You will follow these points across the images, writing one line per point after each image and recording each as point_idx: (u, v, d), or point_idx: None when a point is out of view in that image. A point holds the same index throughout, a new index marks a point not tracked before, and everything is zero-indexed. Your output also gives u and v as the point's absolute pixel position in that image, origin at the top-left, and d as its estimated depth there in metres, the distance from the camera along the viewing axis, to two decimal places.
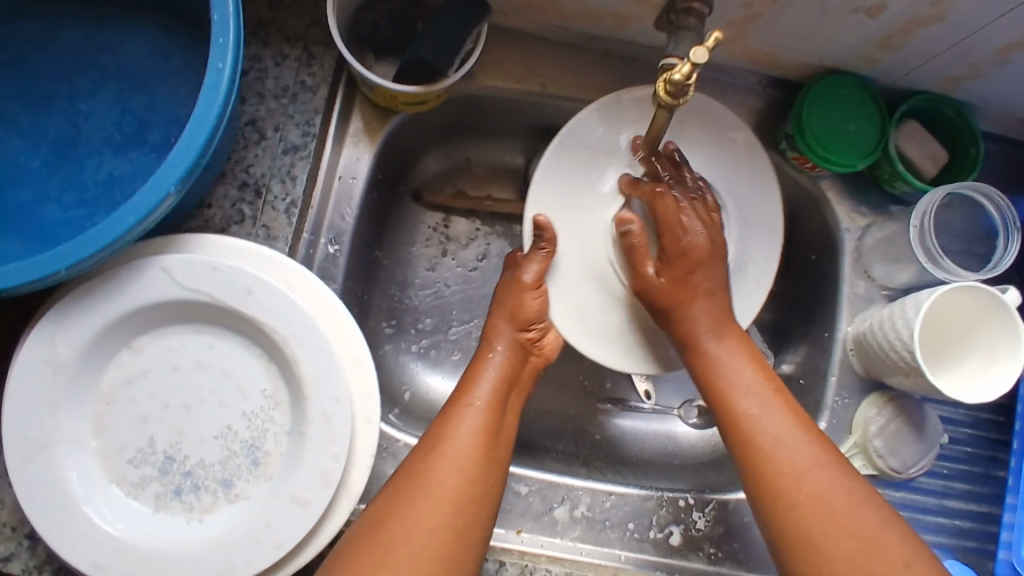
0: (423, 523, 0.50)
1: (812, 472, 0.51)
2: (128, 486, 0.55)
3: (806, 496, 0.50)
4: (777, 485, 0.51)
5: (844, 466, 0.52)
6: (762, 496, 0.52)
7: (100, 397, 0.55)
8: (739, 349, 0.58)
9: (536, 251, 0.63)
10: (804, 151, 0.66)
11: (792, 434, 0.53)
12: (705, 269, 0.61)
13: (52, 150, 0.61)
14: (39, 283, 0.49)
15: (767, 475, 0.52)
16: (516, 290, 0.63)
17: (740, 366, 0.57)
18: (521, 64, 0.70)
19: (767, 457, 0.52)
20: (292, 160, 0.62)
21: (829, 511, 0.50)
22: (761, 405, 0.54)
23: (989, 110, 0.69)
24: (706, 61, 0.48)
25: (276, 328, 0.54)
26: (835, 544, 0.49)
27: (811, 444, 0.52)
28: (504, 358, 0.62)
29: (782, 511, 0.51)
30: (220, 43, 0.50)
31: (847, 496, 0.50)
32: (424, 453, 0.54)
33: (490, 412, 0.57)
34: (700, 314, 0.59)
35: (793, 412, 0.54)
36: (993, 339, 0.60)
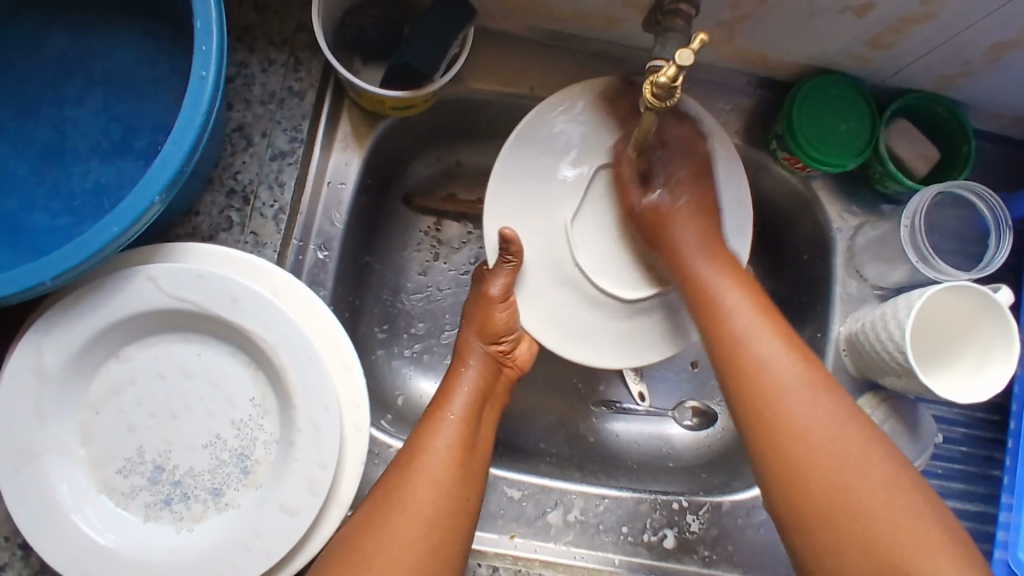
0: (400, 536, 0.50)
1: (796, 389, 0.50)
2: (118, 496, 0.55)
3: (795, 413, 0.49)
4: (760, 402, 0.51)
5: (832, 384, 0.51)
6: (743, 409, 0.52)
7: (89, 407, 0.55)
8: (725, 264, 0.58)
9: (502, 265, 0.62)
10: (795, 152, 0.66)
11: (777, 349, 0.52)
12: (691, 191, 0.62)
13: (39, 159, 0.60)
14: (24, 294, 0.49)
15: (751, 389, 0.51)
16: (484, 304, 0.62)
17: (726, 280, 0.57)
18: (509, 67, 0.69)
19: (754, 365, 0.52)
20: (279, 166, 0.62)
21: (812, 429, 0.49)
22: (750, 320, 0.54)
23: (981, 109, 0.69)
24: (692, 63, 0.48)
25: (262, 335, 0.54)
26: (814, 466, 0.48)
27: (798, 360, 0.51)
28: (476, 371, 0.62)
29: (765, 430, 0.50)
30: (203, 51, 0.50)
31: (833, 413, 0.49)
32: (400, 466, 0.54)
33: (466, 426, 0.57)
34: (670, 224, 0.61)
35: (783, 333, 0.53)
36: (985, 338, 0.60)
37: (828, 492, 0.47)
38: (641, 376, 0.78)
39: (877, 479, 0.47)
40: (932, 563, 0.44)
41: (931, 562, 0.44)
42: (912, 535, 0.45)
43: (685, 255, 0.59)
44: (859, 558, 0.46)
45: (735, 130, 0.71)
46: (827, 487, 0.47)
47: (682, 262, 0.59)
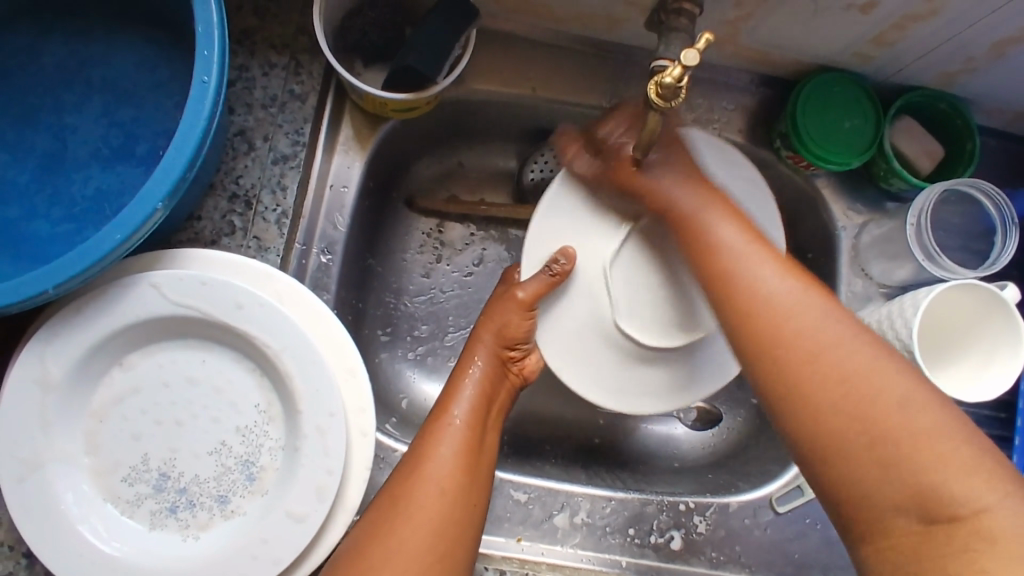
0: (408, 548, 0.50)
1: (799, 313, 0.47)
2: (123, 505, 0.55)
3: (798, 336, 0.46)
4: (762, 333, 0.47)
5: (836, 307, 0.47)
6: (740, 338, 0.49)
7: (92, 415, 0.55)
8: (711, 202, 0.55)
9: (542, 275, 0.61)
10: (799, 150, 0.65)
11: (773, 275, 0.49)
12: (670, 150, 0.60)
13: (39, 166, 0.60)
14: (26, 303, 0.49)
15: (750, 323, 0.48)
16: (511, 308, 0.62)
17: (716, 216, 0.54)
18: (512, 68, 0.69)
19: (751, 298, 0.48)
20: (281, 170, 0.62)
21: (822, 350, 0.45)
22: (745, 253, 0.50)
23: (985, 106, 0.69)
24: (697, 63, 0.47)
25: (267, 341, 0.53)
26: (825, 394, 0.44)
27: (797, 286, 0.48)
28: (483, 373, 0.62)
29: (769, 362, 0.47)
30: (204, 55, 0.50)
31: (840, 333, 0.46)
32: (404, 476, 0.53)
33: (472, 431, 0.57)
34: (650, 184, 0.58)
35: (778, 258, 0.50)
36: (991, 337, 0.59)
37: (842, 417, 0.43)
38: None
39: (897, 390, 0.43)
40: (963, 477, 0.40)
41: (962, 475, 0.40)
42: (939, 447, 0.41)
43: (674, 206, 0.56)
44: (883, 480, 0.42)
45: (738, 128, 0.71)
46: (840, 412, 0.43)
47: (670, 213, 0.56)
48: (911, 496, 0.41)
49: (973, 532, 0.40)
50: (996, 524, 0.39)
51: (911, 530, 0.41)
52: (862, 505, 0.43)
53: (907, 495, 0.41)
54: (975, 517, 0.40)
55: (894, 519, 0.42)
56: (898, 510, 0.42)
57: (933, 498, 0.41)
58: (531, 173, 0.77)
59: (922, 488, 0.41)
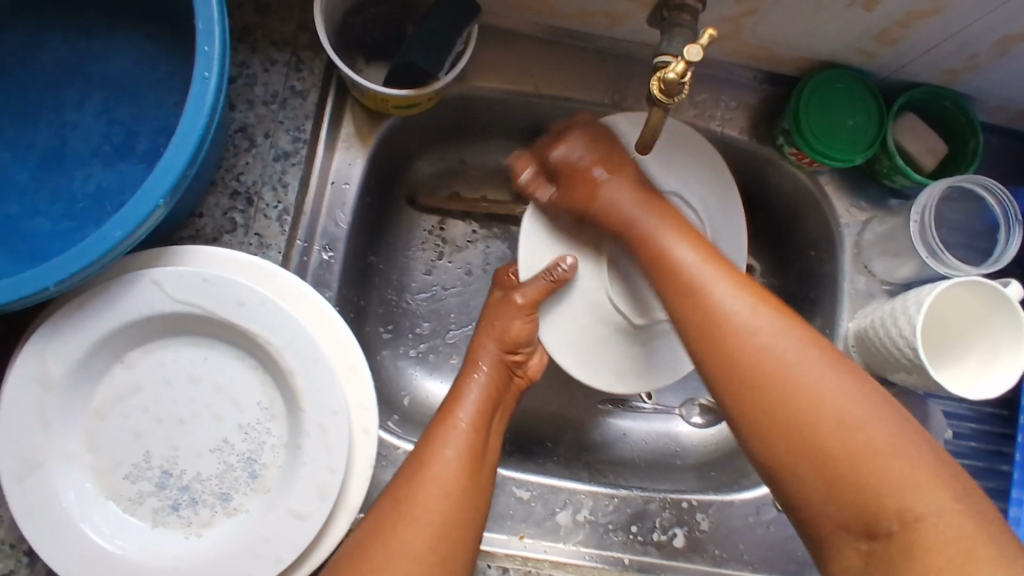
0: (406, 549, 0.50)
1: (756, 330, 0.46)
2: (125, 503, 0.54)
3: (749, 348, 0.46)
4: (720, 355, 0.47)
5: (800, 326, 0.47)
6: (700, 354, 0.48)
7: (95, 413, 0.54)
8: (669, 221, 0.56)
9: (541, 278, 0.63)
10: (802, 147, 0.65)
11: (730, 295, 0.48)
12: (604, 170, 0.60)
13: (40, 162, 0.60)
14: (26, 300, 0.48)
15: (707, 344, 0.47)
16: (509, 311, 0.63)
17: (675, 237, 0.54)
18: (514, 65, 0.69)
19: (707, 318, 0.48)
20: (283, 167, 0.62)
21: (780, 369, 0.45)
22: (699, 264, 0.51)
23: (988, 102, 0.68)
24: (701, 59, 0.47)
25: (269, 338, 0.53)
26: (773, 414, 0.44)
27: (750, 300, 0.48)
28: (488, 377, 0.62)
29: (728, 387, 0.46)
30: (205, 52, 0.50)
31: (795, 350, 0.45)
32: (408, 477, 0.53)
33: (476, 434, 0.57)
34: (607, 204, 0.59)
35: (734, 274, 0.50)
36: (995, 335, 0.59)
37: (788, 441, 0.44)
38: None
39: (845, 405, 0.43)
40: (916, 493, 0.41)
41: (907, 491, 0.41)
42: (884, 463, 0.42)
43: (635, 226, 0.57)
44: (829, 498, 0.43)
45: (740, 125, 0.71)
46: (786, 435, 0.44)
47: (630, 228, 0.57)
48: (854, 515, 0.42)
49: (908, 547, 0.41)
50: (934, 537, 0.40)
51: (858, 548, 0.43)
52: (815, 514, 0.44)
53: (852, 511, 0.42)
54: (923, 528, 0.41)
55: (842, 536, 0.43)
56: (844, 526, 0.43)
57: (878, 517, 0.42)
58: None
59: (866, 508, 0.42)
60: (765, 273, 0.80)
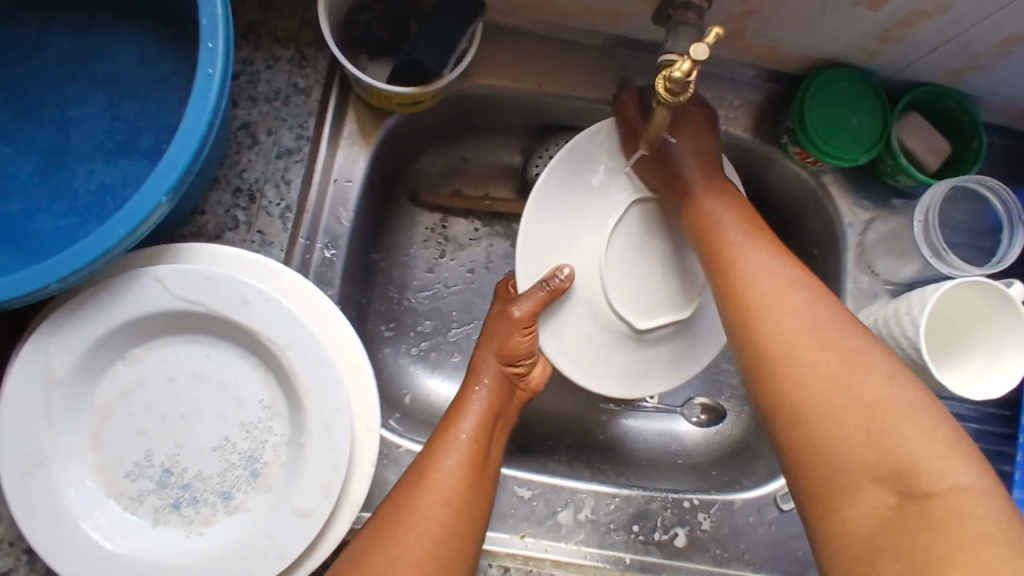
0: (407, 555, 0.49)
1: (799, 297, 0.49)
2: (126, 500, 0.54)
3: (777, 316, 0.48)
4: (766, 304, 0.49)
5: (828, 297, 0.49)
6: (731, 318, 0.51)
7: (96, 410, 0.54)
8: (723, 196, 0.58)
9: (539, 289, 0.61)
10: (806, 146, 0.65)
11: (762, 267, 0.51)
12: (691, 138, 0.60)
13: (41, 159, 0.60)
14: (29, 297, 0.48)
15: (753, 302, 0.50)
16: (508, 326, 0.62)
17: (726, 214, 0.56)
18: (517, 62, 0.68)
19: (742, 289, 0.51)
20: (285, 164, 0.61)
21: (823, 327, 0.47)
22: (742, 237, 0.54)
23: (991, 103, 0.68)
24: (707, 57, 0.47)
25: (272, 338, 0.53)
26: (814, 355, 0.45)
27: (783, 269, 0.51)
28: (489, 390, 0.62)
29: (767, 332, 0.48)
30: (209, 48, 0.49)
31: (840, 323, 0.47)
32: (409, 486, 0.53)
33: (477, 445, 0.57)
34: (671, 163, 0.60)
35: (772, 245, 0.53)
36: (998, 335, 0.59)
37: (816, 389, 0.44)
38: None
39: (869, 365, 0.44)
40: (931, 455, 0.40)
41: (937, 457, 0.40)
42: (918, 427, 0.41)
43: (693, 195, 0.58)
44: (859, 442, 0.42)
45: (744, 124, 0.70)
46: (828, 377, 0.44)
47: (686, 200, 0.58)
48: (876, 468, 0.41)
49: (939, 510, 0.39)
50: (967, 503, 0.38)
51: (883, 504, 0.41)
52: (829, 474, 0.43)
53: (881, 461, 0.41)
54: (945, 498, 0.39)
55: (866, 488, 0.41)
56: (864, 483, 0.41)
57: (907, 472, 0.40)
58: (536, 167, 0.76)
59: (885, 461, 0.41)
60: None
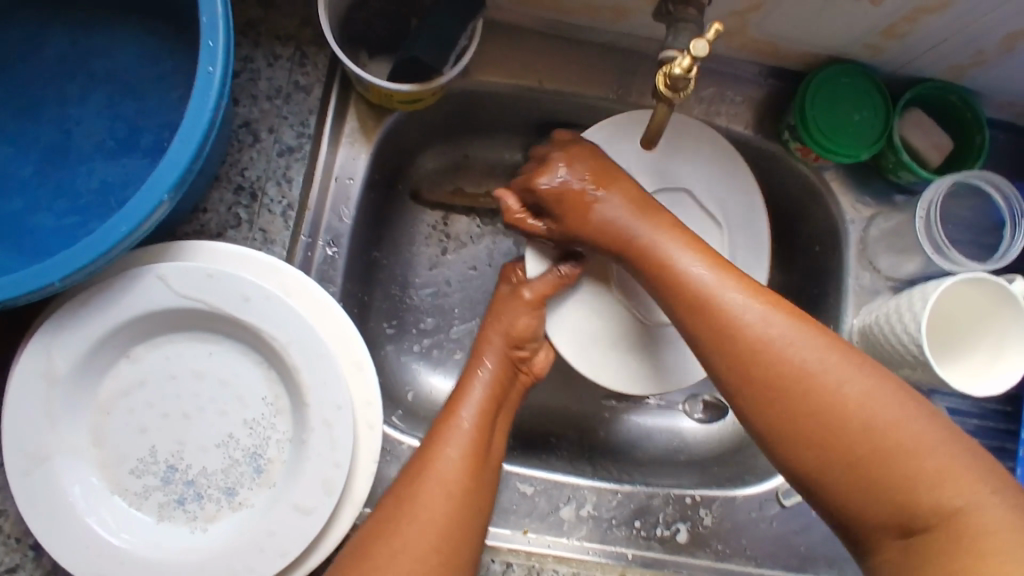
0: (410, 549, 0.50)
1: (774, 335, 0.46)
2: (131, 497, 0.55)
3: (771, 360, 0.46)
4: (735, 361, 0.47)
5: (811, 326, 0.47)
6: (718, 374, 0.48)
7: (100, 407, 0.55)
8: (668, 229, 0.55)
9: (549, 275, 0.63)
10: (808, 143, 0.65)
11: (747, 301, 0.48)
12: (612, 192, 0.57)
13: (43, 157, 0.60)
14: (33, 295, 0.48)
15: (727, 359, 0.47)
16: (516, 307, 0.63)
17: (676, 245, 0.53)
18: (517, 59, 0.68)
19: (726, 335, 0.48)
20: (287, 162, 0.62)
21: (798, 377, 0.45)
22: (721, 283, 0.49)
23: (994, 98, 0.68)
24: (707, 53, 0.47)
25: (273, 334, 0.53)
26: (806, 416, 0.44)
27: (766, 309, 0.47)
28: (493, 374, 0.61)
29: (754, 395, 0.46)
30: (209, 47, 0.49)
31: (816, 357, 0.45)
32: (411, 477, 0.54)
33: (479, 434, 0.57)
34: (606, 220, 0.57)
35: (747, 282, 0.50)
36: (1001, 330, 0.59)
37: (825, 443, 0.44)
38: None
39: (864, 409, 0.44)
40: (946, 488, 0.41)
41: (944, 488, 0.41)
42: (920, 459, 0.42)
43: (632, 238, 0.55)
44: (864, 489, 0.43)
45: (745, 121, 0.70)
46: (822, 436, 0.44)
47: (628, 245, 0.56)
48: (895, 511, 0.42)
49: (950, 538, 0.41)
50: (979, 527, 0.40)
51: (895, 546, 0.43)
52: (855, 520, 0.44)
53: (887, 506, 0.42)
54: (964, 518, 0.41)
55: (881, 534, 0.43)
56: (885, 527, 0.43)
57: (913, 511, 0.42)
58: None
59: (904, 503, 0.42)
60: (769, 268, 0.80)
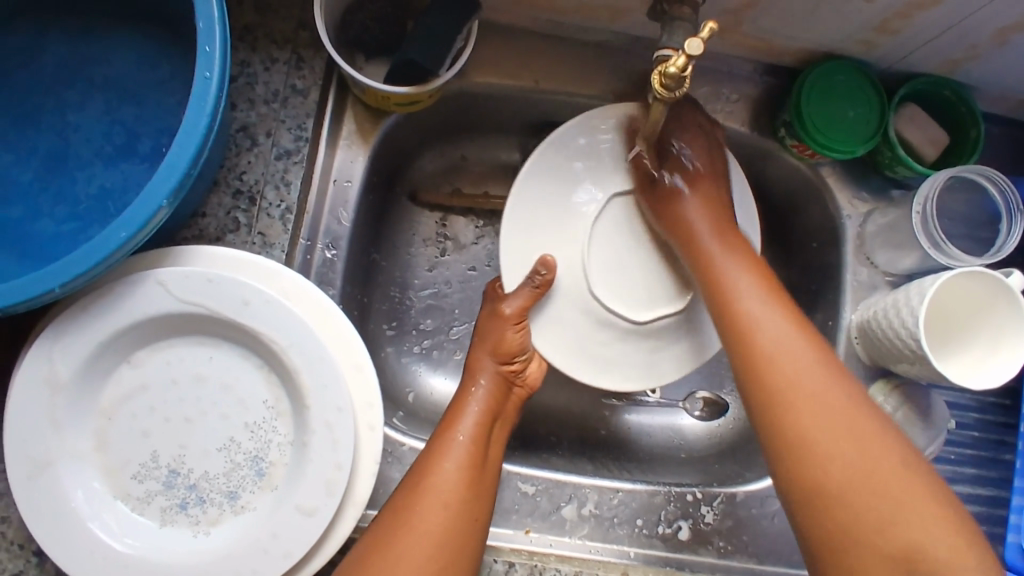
0: (411, 556, 0.50)
1: (807, 374, 0.50)
2: (133, 502, 0.55)
3: (806, 390, 0.50)
4: (781, 389, 0.51)
5: (846, 376, 0.51)
6: (752, 390, 0.52)
7: (102, 412, 0.55)
8: (734, 252, 0.58)
9: (526, 287, 0.61)
10: (804, 139, 0.65)
11: (791, 337, 0.52)
12: (704, 183, 0.62)
13: (42, 164, 0.60)
14: (33, 301, 0.49)
15: (766, 380, 0.51)
16: (498, 324, 0.62)
17: (737, 269, 0.57)
18: (513, 60, 0.69)
19: (767, 360, 0.52)
20: (285, 166, 0.62)
21: (826, 411, 0.49)
22: (764, 308, 0.54)
23: (988, 93, 0.68)
24: (702, 51, 0.47)
25: (274, 338, 0.53)
26: (830, 442, 0.48)
27: (811, 345, 0.52)
28: (487, 391, 0.62)
29: (784, 414, 0.50)
30: (206, 52, 0.50)
31: (847, 399, 0.50)
32: (409, 489, 0.54)
33: (476, 446, 0.57)
34: (684, 214, 0.60)
35: (797, 317, 0.54)
36: (998, 324, 0.59)
37: (844, 472, 0.47)
38: None
39: (884, 448, 0.48)
40: (941, 539, 0.45)
41: (939, 540, 0.45)
42: (925, 503, 0.46)
43: (699, 245, 0.59)
44: (876, 527, 0.46)
45: (741, 119, 0.71)
46: (845, 465, 0.47)
47: (698, 248, 0.59)
48: (894, 549, 0.45)
49: None
50: None
51: None
52: (850, 552, 0.46)
53: (883, 548, 0.45)
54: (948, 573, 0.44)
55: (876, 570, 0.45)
56: (880, 563, 0.45)
57: (912, 552, 0.45)
58: None
59: (902, 544, 0.45)
60: (767, 265, 0.80)
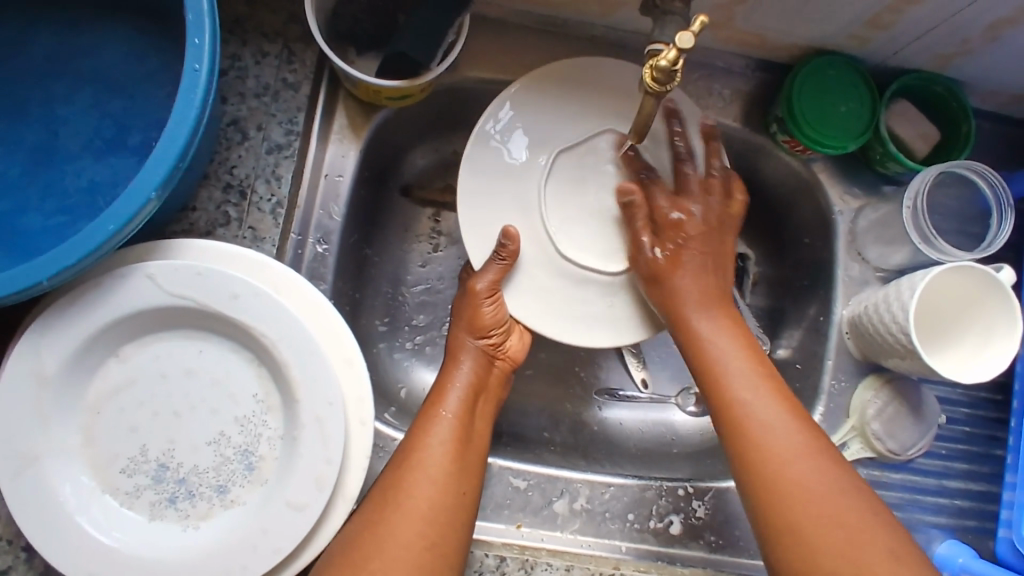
0: (396, 535, 0.51)
1: (791, 456, 0.51)
2: (122, 496, 0.55)
3: (790, 477, 0.50)
4: (763, 475, 0.51)
5: (829, 455, 0.52)
6: (739, 467, 0.53)
7: (91, 407, 0.55)
8: (729, 329, 0.58)
9: (494, 262, 0.61)
10: (795, 134, 0.65)
11: (774, 422, 0.53)
12: (699, 241, 0.61)
13: (31, 157, 0.60)
14: (21, 294, 0.48)
15: (751, 467, 0.52)
16: (471, 300, 0.61)
17: (729, 344, 0.57)
18: (505, 55, 0.69)
19: (752, 445, 0.53)
20: (275, 160, 0.61)
21: (809, 499, 0.50)
22: (750, 386, 0.55)
23: (979, 89, 0.69)
24: (693, 46, 0.47)
25: (264, 331, 0.53)
26: (818, 530, 0.48)
27: (794, 426, 0.52)
28: (469, 371, 0.61)
29: (768, 501, 0.51)
30: (195, 44, 0.49)
31: (833, 484, 0.50)
32: (396, 467, 0.55)
33: (462, 424, 0.58)
34: (680, 289, 0.59)
35: (780, 395, 0.55)
36: (988, 319, 0.60)
37: (832, 554, 0.47)
38: (643, 363, 0.79)
39: (872, 533, 0.48)
40: None
41: None
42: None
43: (690, 323, 0.58)
44: None
45: (733, 114, 0.71)
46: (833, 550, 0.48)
47: (687, 332, 0.58)
48: None
49: None
50: None
51: None
52: None
53: None
54: None
55: None
56: None
57: None
58: None
59: None
60: (760, 262, 0.80)
